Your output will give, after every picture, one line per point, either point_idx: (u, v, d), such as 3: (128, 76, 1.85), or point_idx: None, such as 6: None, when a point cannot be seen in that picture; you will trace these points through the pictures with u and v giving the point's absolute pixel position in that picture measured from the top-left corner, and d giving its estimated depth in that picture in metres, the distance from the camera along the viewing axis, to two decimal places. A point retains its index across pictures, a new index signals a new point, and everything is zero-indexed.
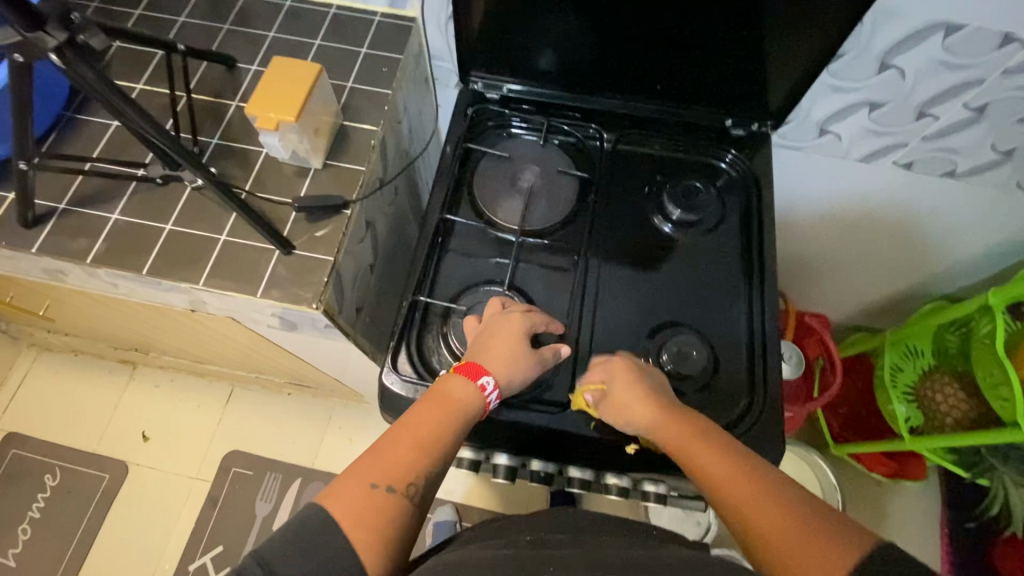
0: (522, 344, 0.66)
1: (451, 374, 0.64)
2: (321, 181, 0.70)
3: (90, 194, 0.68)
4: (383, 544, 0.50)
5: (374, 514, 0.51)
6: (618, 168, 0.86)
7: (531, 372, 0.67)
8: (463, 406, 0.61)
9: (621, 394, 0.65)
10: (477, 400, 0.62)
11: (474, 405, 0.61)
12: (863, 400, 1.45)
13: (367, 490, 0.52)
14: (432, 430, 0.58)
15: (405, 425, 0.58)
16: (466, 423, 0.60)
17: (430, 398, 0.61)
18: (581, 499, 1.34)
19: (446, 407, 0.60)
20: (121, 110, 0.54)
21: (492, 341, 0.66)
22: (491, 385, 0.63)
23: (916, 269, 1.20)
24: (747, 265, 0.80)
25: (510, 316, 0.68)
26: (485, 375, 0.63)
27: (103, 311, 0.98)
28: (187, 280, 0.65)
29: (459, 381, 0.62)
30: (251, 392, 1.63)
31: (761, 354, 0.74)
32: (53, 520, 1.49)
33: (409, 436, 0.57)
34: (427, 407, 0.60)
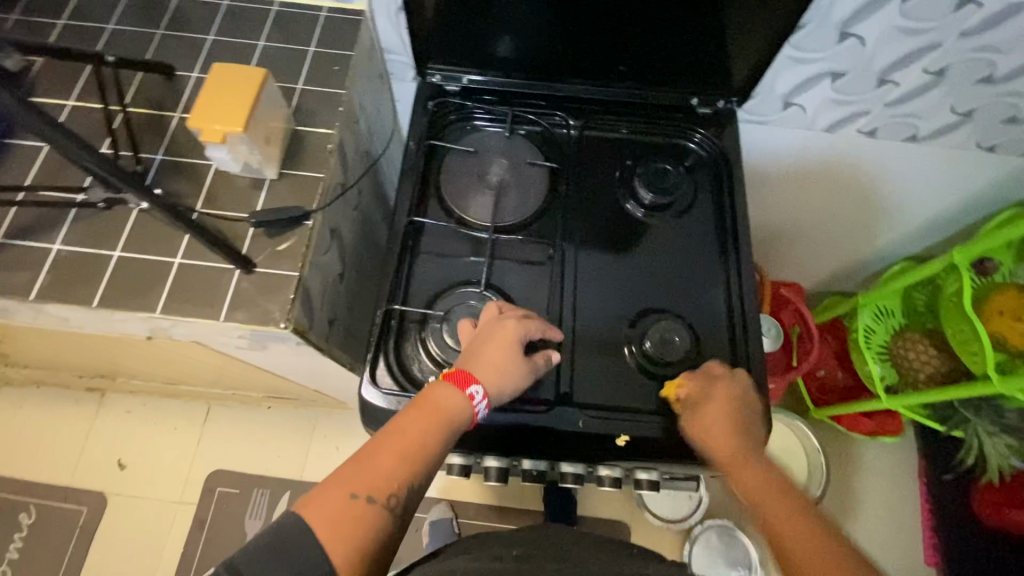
0: (514, 352, 0.64)
1: (439, 381, 0.62)
2: (278, 192, 0.66)
3: (26, 225, 0.63)
4: (360, 554, 0.51)
5: (351, 526, 0.51)
6: (587, 155, 0.84)
7: (523, 380, 0.65)
8: (451, 416, 0.59)
9: (714, 407, 0.66)
10: (466, 410, 0.60)
11: (461, 414, 0.60)
12: (840, 364, 1.49)
13: (346, 499, 0.52)
14: (418, 441, 0.57)
15: (390, 432, 0.57)
16: (452, 431, 0.59)
17: (418, 405, 0.59)
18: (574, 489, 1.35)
19: (433, 416, 0.59)
20: (79, 159, 0.51)
21: (483, 349, 0.64)
22: (480, 394, 0.61)
23: (882, 233, 1.23)
24: (723, 246, 0.79)
25: (504, 324, 0.66)
26: (474, 385, 0.61)
27: (60, 343, 0.92)
28: (143, 309, 0.61)
29: (450, 390, 0.60)
30: (230, 408, 1.59)
31: (743, 333, 0.74)
32: (33, 559, 1.43)
33: (393, 445, 0.56)
34: (415, 415, 0.59)
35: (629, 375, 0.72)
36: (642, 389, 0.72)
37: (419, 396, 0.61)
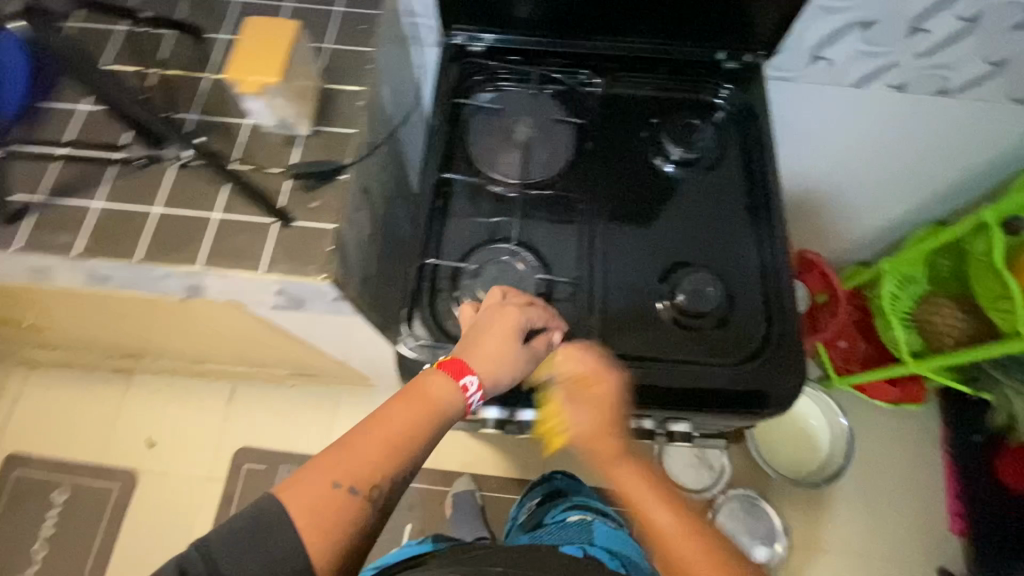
0: (513, 340, 0.63)
1: (434, 369, 0.60)
2: (310, 148, 0.67)
3: (67, 183, 0.64)
4: (339, 543, 0.50)
5: (333, 515, 0.50)
6: (613, 113, 0.84)
7: (521, 370, 0.64)
8: (442, 405, 0.58)
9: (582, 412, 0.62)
10: (458, 400, 0.59)
11: (455, 405, 0.59)
12: (859, 334, 1.50)
13: (328, 488, 0.51)
14: (407, 430, 0.55)
15: (380, 419, 0.55)
16: (443, 422, 0.57)
17: (410, 393, 0.57)
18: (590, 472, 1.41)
19: (425, 403, 0.57)
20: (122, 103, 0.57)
21: (482, 337, 0.62)
22: (476, 385, 0.60)
23: (907, 195, 1.21)
24: (753, 200, 0.79)
25: (506, 309, 0.65)
26: (469, 375, 0.60)
27: (95, 313, 0.94)
28: (184, 263, 0.62)
29: (446, 380, 0.59)
30: (254, 386, 1.61)
31: (775, 285, 0.74)
32: (68, 534, 1.46)
33: (381, 434, 0.54)
34: (406, 401, 0.57)
35: (661, 327, 0.73)
36: (675, 340, 0.72)
37: (412, 382, 0.59)
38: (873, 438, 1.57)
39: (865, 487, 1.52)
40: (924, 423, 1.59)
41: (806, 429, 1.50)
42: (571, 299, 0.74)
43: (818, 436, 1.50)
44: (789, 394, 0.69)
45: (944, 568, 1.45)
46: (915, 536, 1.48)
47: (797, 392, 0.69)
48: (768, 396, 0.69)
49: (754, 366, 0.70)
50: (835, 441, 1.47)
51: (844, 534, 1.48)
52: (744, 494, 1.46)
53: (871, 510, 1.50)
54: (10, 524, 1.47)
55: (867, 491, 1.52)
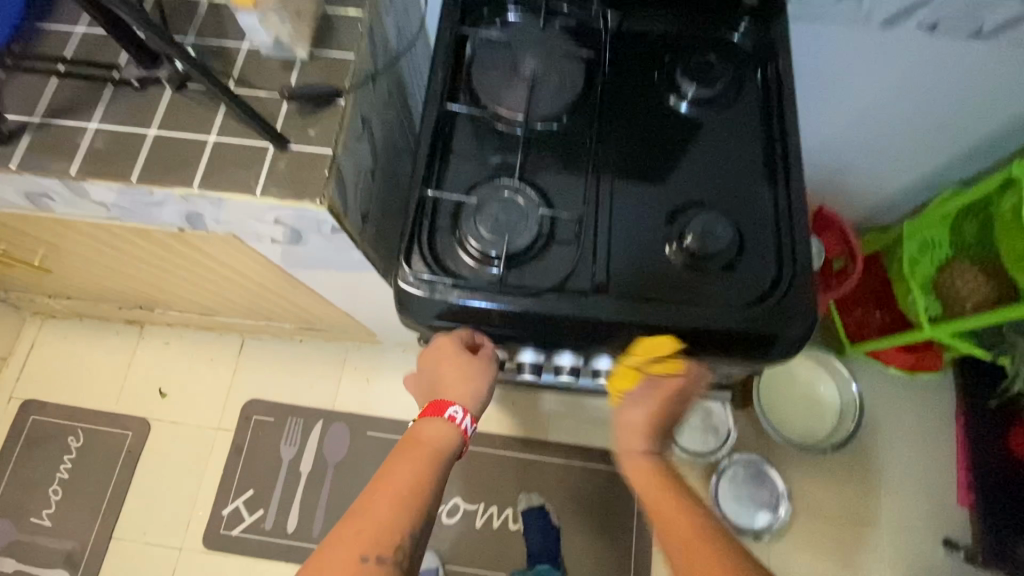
0: (462, 366, 0.72)
1: (425, 418, 0.75)
2: (308, 72, 0.65)
3: (63, 104, 0.63)
4: None
5: None
6: (626, 50, 0.81)
7: (488, 372, 0.73)
8: (438, 446, 0.72)
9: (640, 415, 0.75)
10: (450, 432, 0.73)
11: (449, 438, 0.73)
12: (875, 302, 1.46)
13: (358, 562, 0.62)
14: (413, 484, 0.68)
15: (387, 482, 0.68)
16: (439, 460, 0.71)
17: (409, 446, 0.72)
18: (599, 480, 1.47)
19: (422, 451, 0.72)
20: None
21: (443, 373, 0.72)
22: (461, 411, 0.74)
23: (933, 152, 1.16)
24: (769, 141, 0.75)
25: (441, 343, 0.72)
26: (450, 407, 0.74)
27: (100, 253, 0.94)
28: (180, 185, 0.61)
29: (435, 424, 0.73)
30: (263, 341, 1.63)
31: (788, 228, 0.71)
32: (83, 478, 1.51)
33: (388, 495, 0.67)
34: (406, 459, 0.71)
35: (668, 269, 0.70)
36: (680, 283, 0.70)
37: (411, 436, 0.73)
38: (883, 407, 1.54)
39: (873, 456, 1.51)
40: (937, 394, 1.55)
41: (816, 397, 1.48)
42: (575, 239, 0.72)
43: (828, 403, 1.47)
44: (796, 340, 0.68)
45: (949, 538, 1.43)
46: (921, 506, 1.47)
47: (806, 336, 0.68)
48: (775, 341, 0.67)
49: (763, 310, 0.68)
50: (844, 409, 1.44)
51: (849, 502, 1.47)
52: (749, 459, 1.46)
53: (878, 479, 1.49)
54: (27, 468, 1.52)
55: (875, 460, 1.50)
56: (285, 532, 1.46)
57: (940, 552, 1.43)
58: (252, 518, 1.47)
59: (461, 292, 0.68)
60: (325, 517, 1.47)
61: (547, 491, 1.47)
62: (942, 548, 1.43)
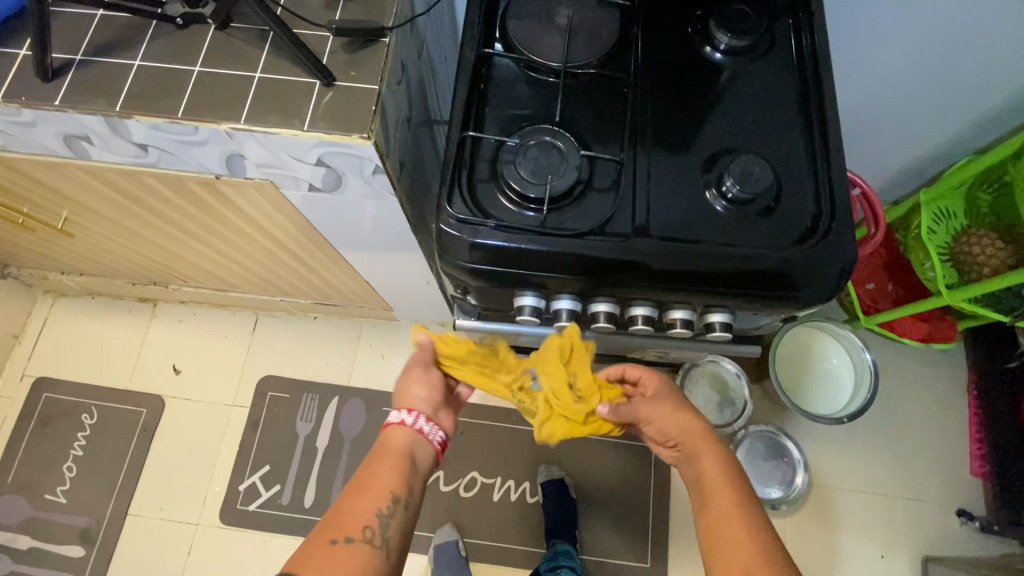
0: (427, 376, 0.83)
1: (389, 428, 0.78)
2: (352, 11, 0.65)
3: (107, 42, 0.63)
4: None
5: (340, 565, 0.62)
6: (658, 1, 0.81)
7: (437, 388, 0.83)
8: (403, 450, 0.75)
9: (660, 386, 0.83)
10: (410, 435, 0.77)
11: (412, 444, 0.76)
12: (888, 275, 1.47)
13: (329, 545, 0.64)
14: (382, 474, 0.71)
15: (362, 474, 0.71)
16: (406, 459, 0.74)
17: (378, 450, 0.75)
18: (617, 453, 1.48)
19: (391, 454, 0.74)
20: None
21: (408, 389, 0.82)
22: (408, 414, 0.78)
23: (951, 119, 1.17)
24: (804, 89, 0.76)
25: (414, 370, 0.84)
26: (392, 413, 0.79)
27: (126, 212, 0.94)
28: (226, 121, 0.61)
29: (396, 431, 0.77)
30: (277, 318, 1.62)
31: (826, 171, 0.71)
32: (97, 455, 1.50)
33: (363, 485, 0.70)
34: (376, 458, 0.73)
35: (707, 213, 0.70)
36: (720, 224, 0.70)
37: (378, 446, 0.76)
38: (898, 380, 1.56)
39: (888, 428, 1.52)
40: (950, 367, 1.57)
41: (830, 369, 1.48)
42: (614, 184, 0.72)
43: (841, 376, 1.48)
44: (835, 280, 0.68)
45: (964, 509, 1.45)
46: (937, 477, 1.48)
47: (847, 276, 0.68)
48: (815, 281, 0.68)
49: (805, 250, 0.68)
50: (859, 380, 1.44)
51: (865, 474, 1.48)
52: (766, 431, 1.47)
53: (893, 451, 1.50)
54: (41, 445, 1.51)
55: (890, 433, 1.51)
56: (303, 507, 1.45)
57: (956, 522, 1.44)
58: (268, 494, 1.46)
59: (503, 233, 0.68)
60: (342, 492, 1.46)
61: (565, 464, 1.47)
62: (958, 518, 1.45)
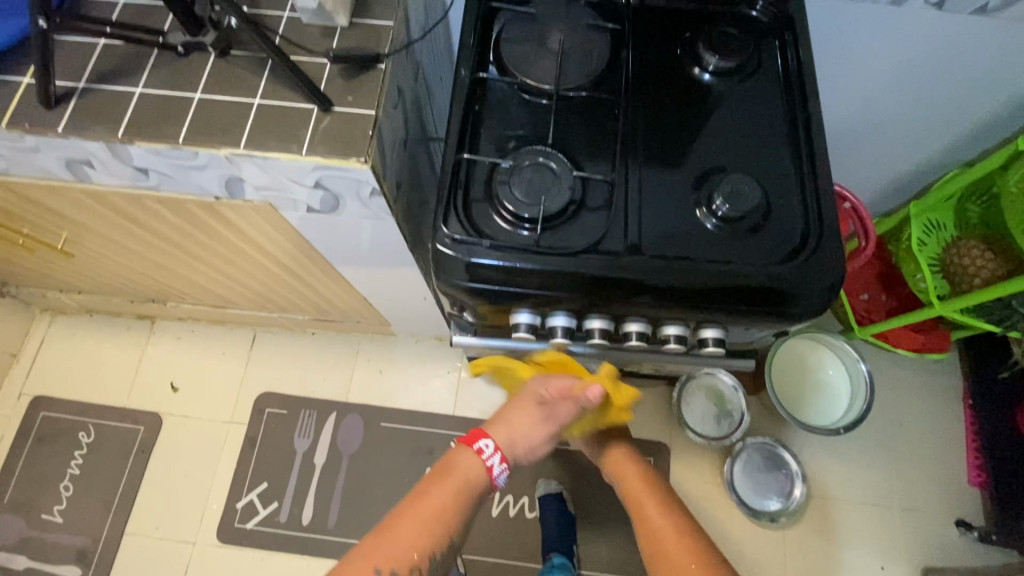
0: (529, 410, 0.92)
1: (464, 451, 0.92)
2: (349, 38, 0.67)
3: (110, 69, 0.64)
4: None
5: None
6: (648, 23, 0.83)
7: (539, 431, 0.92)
8: (469, 482, 0.88)
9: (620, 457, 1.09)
10: (479, 470, 0.90)
11: (478, 477, 0.89)
12: (881, 287, 1.49)
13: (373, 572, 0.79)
14: (445, 510, 0.85)
15: (422, 501, 0.86)
16: (470, 491, 0.88)
17: (448, 475, 0.89)
18: None
19: (460, 485, 0.88)
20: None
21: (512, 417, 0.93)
22: (489, 453, 0.91)
23: (937, 133, 1.20)
24: (791, 108, 0.78)
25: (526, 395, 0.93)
26: (483, 442, 0.91)
27: (125, 233, 0.95)
28: (226, 146, 0.62)
29: (474, 459, 0.90)
30: (275, 334, 1.63)
31: (813, 188, 0.73)
32: (94, 474, 1.49)
33: (418, 515, 0.84)
34: (445, 486, 0.87)
35: (697, 230, 0.72)
36: (709, 241, 0.71)
37: (449, 464, 0.91)
38: (893, 390, 1.56)
39: (885, 438, 1.52)
40: (945, 377, 1.58)
41: (826, 380, 1.49)
42: (606, 203, 0.73)
43: (838, 387, 1.48)
44: (823, 296, 0.69)
45: (962, 519, 1.45)
46: (934, 487, 1.48)
47: (835, 292, 0.69)
48: (803, 297, 0.69)
49: (793, 267, 0.69)
50: (855, 391, 1.45)
51: (863, 485, 1.48)
52: (764, 443, 1.46)
53: (891, 461, 1.50)
54: (37, 464, 1.50)
55: (887, 443, 1.52)
56: (300, 524, 1.44)
57: (955, 532, 1.44)
58: (266, 511, 1.45)
59: (498, 253, 0.69)
60: (340, 509, 1.46)
61: (564, 478, 1.47)
62: (956, 529, 1.45)
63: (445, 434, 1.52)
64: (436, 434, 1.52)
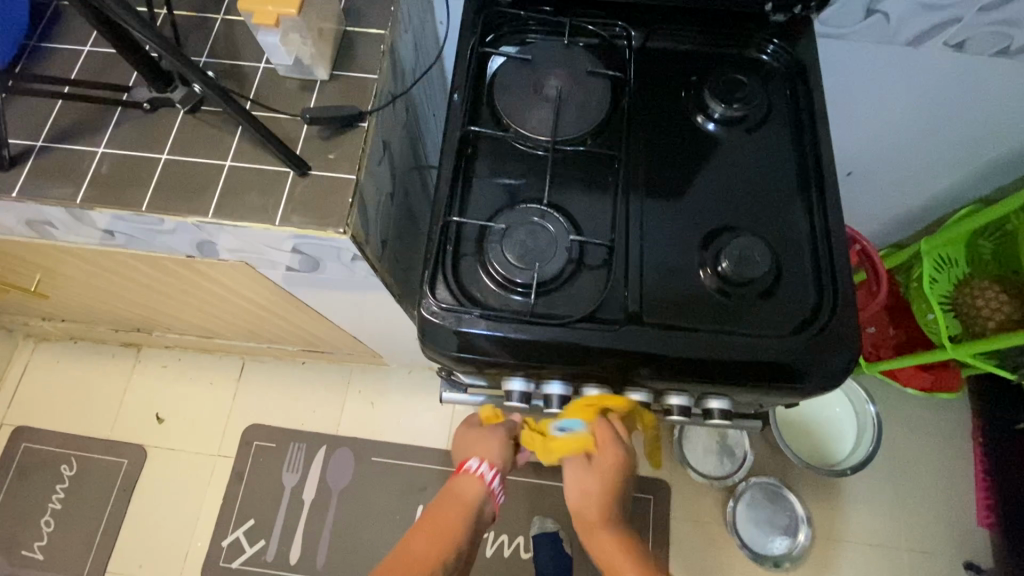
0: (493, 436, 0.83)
1: (461, 472, 0.82)
2: (329, 94, 0.62)
3: (70, 127, 0.60)
4: None
5: None
6: (651, 68, 0.78)
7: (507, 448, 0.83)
8: (473, 502, 0.80)
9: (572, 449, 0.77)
10: (480, 490, 0.81)
11: (480, 497, 0.81)
12: (889, 320, 1.42)
13: None
14: (449, 529, 0.79)
15: (432, 516, 0.80)
16: (473, 513, 0.80)
17: (451, 494, 0.81)
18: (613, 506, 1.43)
19: (461, 506, 0.80)
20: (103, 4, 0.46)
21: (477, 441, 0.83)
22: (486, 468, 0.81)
23: (951, 171, 1.15)
24: (803, 163, 0.73)
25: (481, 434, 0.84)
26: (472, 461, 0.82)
27: (100, 278, 0.91)
28: (194, 214, 0.58)
29: (471, 481, 0.81)
30: (265, 363, 1.58)
31: (827, 254, 0.68)
32: (75, 509, 1.44)
33: (430, 530, 0.79)
34: (448, 509, 0.80)
35: (702, 296, 0.67)
36: (715, 309, 0.66)
37: (452, 483, 0.83)
38: (900, 426, 1.52)
39: (893, 478, 1.47)
40: (954, 414, 1.53)
41: (833, 418, 1.44)
42: (605, 265, 0.68)
43: (844, 424, 1.44)
44: (838, 372, 0.64)
45: (971, 563, 1.40)
46: (942, 528, 1.43)
47: (850, 366, 0.65)
48: (817, 374, 0.64)
49: (805, 340, 0.64)
50: (863, 430, 1.41)
51: (869, 525, 1.43)
52: (767, 482, 1.42)
53: (898, 500, 1.45)
54: (17, 498, 1.45)
55: (895, 482, 1.47)
56: (288, 563, 1.40)
57: None
58: (252, 550, 1.41)
59: (488, 321, 0.64)
60: (330, 547, 1.41)
61: (560, 517, 1.42)
62: (965, 572, 1.39)
63: (439, 469, 1.47)
64: (430, 470, 1.47)
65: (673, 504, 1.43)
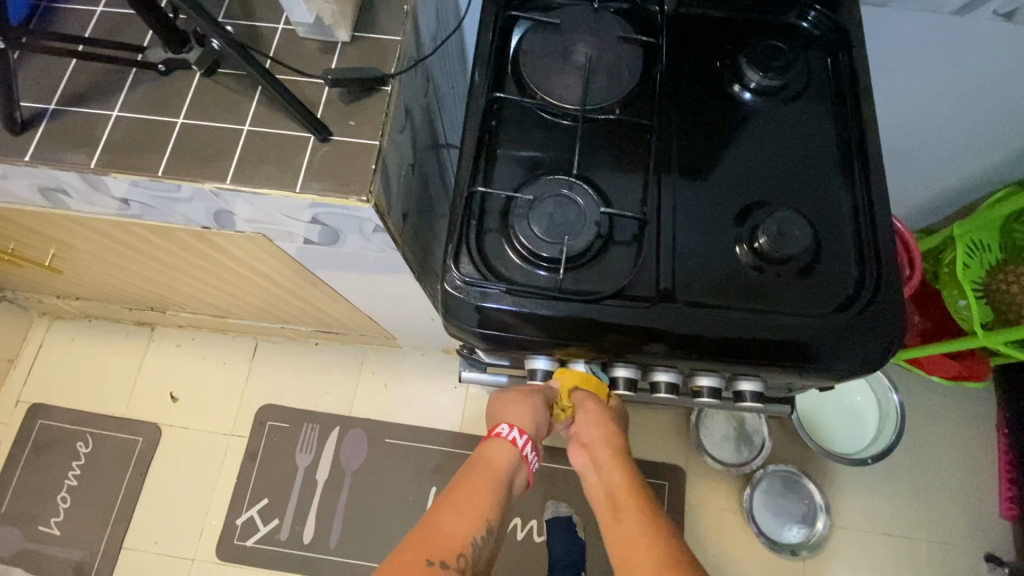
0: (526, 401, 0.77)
1: (490, 440, 0.78)
2: (350, 57, 0.59)
3: (84, 90, 0.58)
4: None
5: None
6: (684, 35, 0.75)
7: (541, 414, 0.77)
8: (504, 469, 0.75)
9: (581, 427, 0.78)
10: (510, 456, 0.76)
11: (509, 463, 0.76)
12: (914, 307, 1.38)
13: (424, 564, 0.67)
14: (478, 498, 0.72)
15: (456, 489, 0.74)
16: (502, 480, 0.75)
17: (478, 464, 0.76)
18: None
19: (489, 476, 0.75)
20: None
21: (515, 406, 0.77)
22: (517, 433, 0.76)
23: (987, 150, 1.10)
24: (844, 136, 0.69)
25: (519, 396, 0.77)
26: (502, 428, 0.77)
27: (115, 252, 0.89)
28: (211, 180, 0.56)
29: (501, 447, 0.77)
30: (278, 344, 1.57)
31: (870, 230, 0.65)
32: (92, 485, 1.45)
33: (455, 502, 0.72)
34: (474, 478, 0.74)
35: (736, 273, 0.64)
36: (751, 287, 0.63)
37: (479, 453, 0.78)
38: (922, 415, 1.48)
39: (913, 468, 1.44)
40: (978, 404, 1.49)
41: (853, 406, 1.42)
42: (635, 240, 0.66)
43: (865, 412, 1.41)
44: (880, 355, 0.61)
45: (992, 554, 1.37)
46: (963, 519, 1.40)
47: (894, 350, 0.62)
48: (858, 357, 0.61)
49: (847, 320, 0.61)
50: (884, 418, 1.38)
51: (888, 514, 1.40)
52: (786, 470, 1.39)
53: (918, 491, 1.42)
54: (34, 475, 1.46)
55: (915, 473, 1.44)
56: (302, 543, 1.40)
57: (984, 568, 1.37)
58: (266, 529, 1.41)
59: (514, 297, 0.62)
60: (342, 528, 1.41)
61: (574, 502, 1.40)
62: (986, 564, 1.37)
63: (452, 452, 1.46)
64: (442, 452, 1.46)
65: (687, 489, 1.42)
